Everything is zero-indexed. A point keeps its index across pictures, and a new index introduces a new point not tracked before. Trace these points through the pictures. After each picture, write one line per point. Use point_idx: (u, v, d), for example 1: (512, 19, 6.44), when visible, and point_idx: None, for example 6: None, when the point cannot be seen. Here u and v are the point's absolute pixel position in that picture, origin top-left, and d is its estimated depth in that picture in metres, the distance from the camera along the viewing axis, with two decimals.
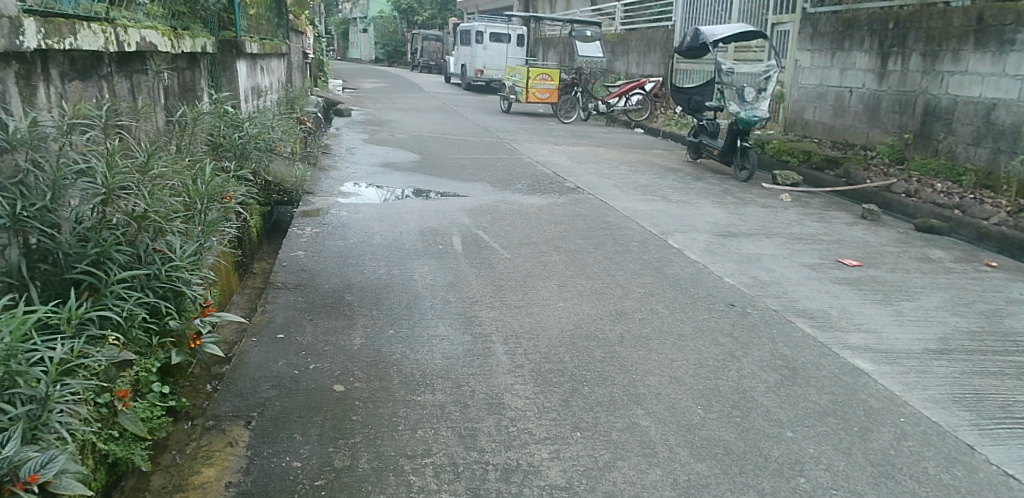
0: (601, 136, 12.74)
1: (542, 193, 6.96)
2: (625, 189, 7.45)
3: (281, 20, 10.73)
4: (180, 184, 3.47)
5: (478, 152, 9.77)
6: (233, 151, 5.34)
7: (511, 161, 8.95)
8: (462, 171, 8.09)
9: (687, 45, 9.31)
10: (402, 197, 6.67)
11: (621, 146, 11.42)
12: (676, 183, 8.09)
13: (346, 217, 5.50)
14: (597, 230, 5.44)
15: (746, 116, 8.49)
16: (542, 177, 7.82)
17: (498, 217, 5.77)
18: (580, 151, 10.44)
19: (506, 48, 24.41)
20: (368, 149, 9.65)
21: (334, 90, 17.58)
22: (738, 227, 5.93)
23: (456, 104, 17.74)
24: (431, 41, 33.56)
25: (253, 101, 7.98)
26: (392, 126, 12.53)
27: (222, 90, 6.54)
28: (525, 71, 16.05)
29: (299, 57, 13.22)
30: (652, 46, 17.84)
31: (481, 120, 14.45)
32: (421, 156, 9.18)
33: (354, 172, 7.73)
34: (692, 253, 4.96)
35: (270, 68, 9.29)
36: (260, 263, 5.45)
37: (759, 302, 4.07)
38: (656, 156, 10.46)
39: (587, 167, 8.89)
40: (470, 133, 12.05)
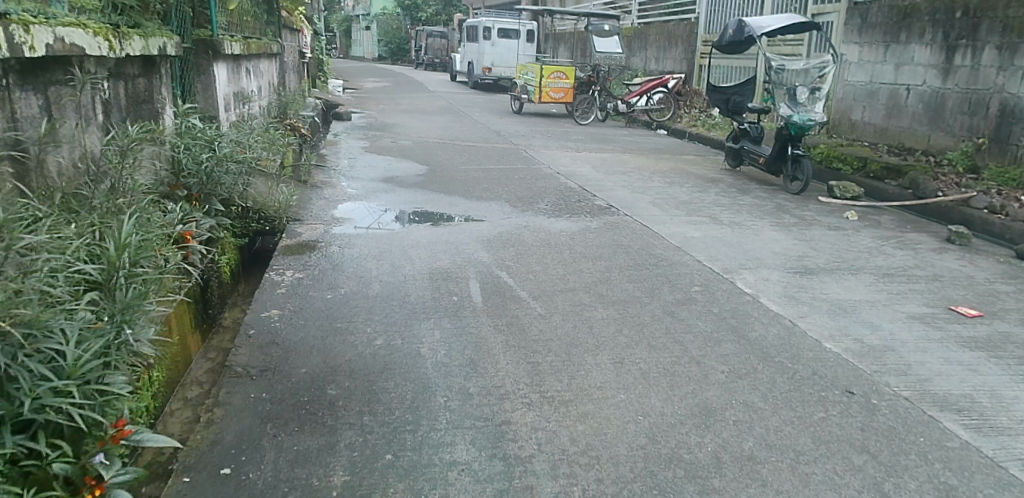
0: (624, 140, 11.70)
1: (569, 215, 5.96)
2: (664, 208, 6.43)
3: (272, 16, 9.75)
4: (89, 246, 2.51)
5: (492, 162, 8.76)
6: (198, 175, 4.43)
7: (531, 173, 7.94)
8: (475, 187, 7.06)
9: (728, 39, 8.23)
10: (407, 222, 5.65)
11: (648, 151, 10.38)
12: (722, 198, 7.06)
13: (337, 255, 4.49)
14: (646, 269, 4.42)
15: (799, 120, 7.46)
16: (567, 193, 6.80)
17: (521, 250, 4.78)
18: (604, 158, 9.42)
19: (515, 44, 23.35)
20: (370, 160, 8.66)
21: (334, 92, 16.63)
22: (813, 261, 4.90)
23: (464, 105, 16.73)
24: (437, 38, 32.59)
25: (234, 110, 7.04)
26: (396, 131, 11.54)
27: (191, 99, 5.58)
28: (538, 68, 15.02)
29: (295, 57, 12.25)
30: (673, 41, 16.72)
31: (491, 122, 13.45)
32: (428, 167, 8.18)
33: (353, 190, 6.73)
34: (771, 303, 3.95)
35: (257, 71, 8.35)
36: (233, 312, 4.50)
37: (880, 385, 3.04)
38: (690, 163, 9.42)
39: (617, 178, 7.87)
40: (480, 138, 11.05)
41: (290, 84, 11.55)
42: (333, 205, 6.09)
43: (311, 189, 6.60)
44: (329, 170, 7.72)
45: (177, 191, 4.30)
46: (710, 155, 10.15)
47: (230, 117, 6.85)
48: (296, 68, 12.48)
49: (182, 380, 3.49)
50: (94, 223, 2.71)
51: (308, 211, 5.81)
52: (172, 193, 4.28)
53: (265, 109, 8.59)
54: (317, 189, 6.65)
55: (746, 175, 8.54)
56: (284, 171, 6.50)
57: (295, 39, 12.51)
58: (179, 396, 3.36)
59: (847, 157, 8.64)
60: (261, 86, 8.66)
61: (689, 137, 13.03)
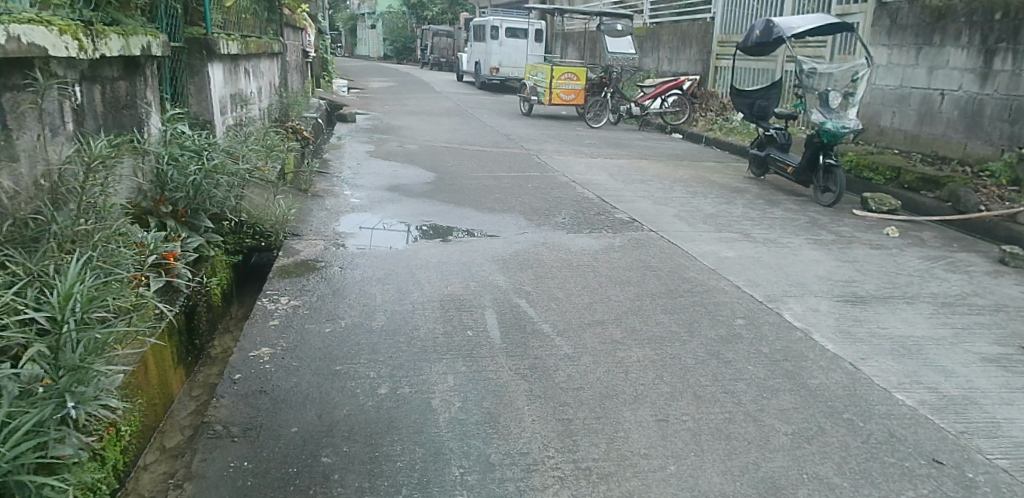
0: (639, 144, 11.24)
1: (588, 230, 5.50)
2: (690, 222, 5.98)
3: (273, 13, 9.33)
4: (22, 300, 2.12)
5: (504, 169, 8.31)
6: (183, 187, 3.99)
7: (545, 182, 7.49)
8: (485, 197, 6.61)
9: (756, 40, 7.77)
10: (414, 238, 5.21)
11: (665, 158, 9.93)
12: (751, 211, 6.61)
13: (337, 278, 4.05)
14: (680, 298, 3.97)
15: (833, 127, 7.02)
16: (585, 205, 6.35)
17: (540, 271, 4.33)
18: (620, 165, 8.96)
19: (523, 44, 22.91)
20: (375, 166, 8.22)
21: (338, 92, 16.21)
22: (862, 287, 4.45)
23: (471, 106, 16.29)
24: (443, 37, 32.16)
25: (230, 113, 6.63)
26: (402, 133, 11.11)
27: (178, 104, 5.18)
28: (549, 69, 14.56)
29: (297, 57, 11.83)
30: (687, 41, 16.23)
31: (500, 125, 13.01)
32: (436, 175, 7.74)
33: (357, 200, 6.28)
34: (826, 342, 3.51)
35: (256, 71, 7.94)
36: (223, 339, 4.09)
37: (970, 451, 2.59)
38: (711, 171, 8.97)
39: (638, 188, 7.42)
40: (489, 142, 10.61)
41: (292, 84, 11.13)
42: (335, 218, 5.65)
43: (312, 199, 6.16)
44: (332, 177, 7.29)
45: (161, 205, 3.89)
46: (731, 162, 9.69)
47: (226, 123, 6.44)
48: (298, 67, 12.06)
49: (161, 427, 3.06)
50: (33, 270, 2.33)
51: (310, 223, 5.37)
52: (155, 207, 3.88)
53: (263, 112, 8.18)
54: (318, 199, 6.20)
55: (772, 185, 8.08)
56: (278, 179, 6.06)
57: (298, 38, 12.10)
58: (156, 446, 2.93)
59: (879, 167, 8.17)
60: (260, 87, 8.24)
61: (706, 142, 12.56)
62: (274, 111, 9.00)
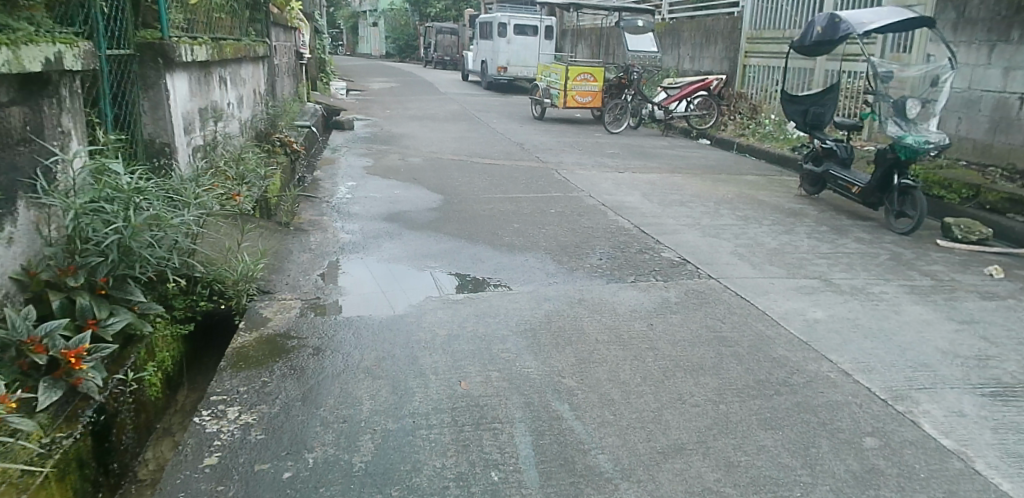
0: (666, 154, 10.16)
1: (631, 277, 4.45)
2: (753, 262, 4.91)
3: (257, 13, 8.30)
4: None
5: (522, 189, 7.24)
6: (99, 250, 2.94)
7: (570, 207, 6.43)
8: (501, 230, 5.55)
9: (818, 38, 6.71)
10: (416, 292, 4.14)
11: (699, 170, 8.85)
12: (820, 245, 5.53)
13: (310, 369, 3.00)
14: (777, 398, 2.90)
15: (915, 141, 5.92)
16: (623, 240, 5.29)
17: (580, 349, 3.27)
18: (651, 181, 7.89)
19: (532, 41, 21.85)
20: (373, 186, 7.18)
21: (336, 95, 15.21)
22: (1005, 370, 3.37)
23: (479, 109, 15.22)
24: (446, 35, 31.17)
25: (199, 131, 5.65)
26: (404, 143, 10.06)
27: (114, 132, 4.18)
28: (563, 69, 13.40)
29: (288, 59, 10.78)
30: (711, 38, 15.07)
31: (512, 132, 11.94)
32: (443, 197, 6.68)
33: (348, 238, 5.23)
34: (1003, 481, 2.45)
35: (233, 79, 6.98)
36: (159, 450, 3.07)
37: None
38: (756, 188, 7.87)
39: (679, 212, 6.35)
40: (501, 153, 9.54)
41: (283, 90, 10.12)
42: (317, 264, 4.60)
43: (290, 236, 5.12)
44: (320, 203, 6.27)
45: (69, 276, 2.83)
46: (775, 176, 8.60)
47: (192, 145, 5.45)
48: (291, 71, 11.06)
49: None
50: None
51: (285, 270, 4.33)
52: (60, 279, 2.82)
53: (243, 127, 7.22)
54: (299, 236, 5.17)
55: (832, 206, 6.99)
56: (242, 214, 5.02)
57: (290, 39, 11.06)
58: None
59: (953, 183, 7.07)
60: (240, 96, 7.27)
61: (739, 149, 11.45)
62: (259, 123, 8.01)
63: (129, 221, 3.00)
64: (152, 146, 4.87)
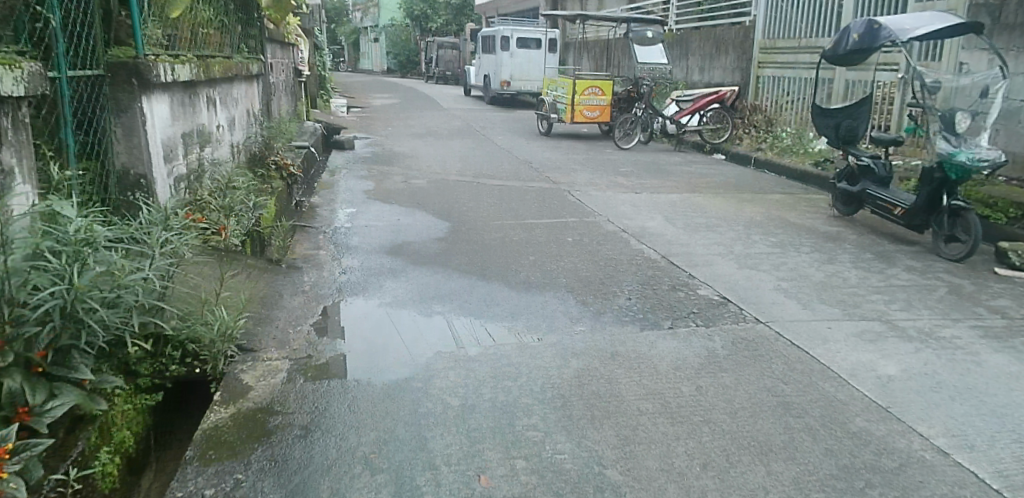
0: (683, 170, 9.63)
1: (667, 322, 3.90)
2: (801, 300, 4.36)
3: (251, 28, 7.82)
4: None
5: (535, 213, 6.72)
6: (36, 317, 2.39)
7: (588, 235, 5.89)
8: (515, 264, 5.01)
9: (852, 46, 6.17)
10: (422, 346, 3.59)
11: (721, 189, 8.30)
12: (869, 276, 4.98)
13: (293, 459, 2.45)
14: (871, 493, 2.34)
15: (966, 160, 5.41)
16: (652, 275, 4.75)
17: (621, 424, 2.72)
18: (672, 201, 7.35)
19: (536, 54, 21.42)
20: (374, 213, 6.65)
21: (336, 111, 14.74)
22: None
23: (483, 125, 14.73)
24: (448, 49, 30.84)
25: (182, 159, 5.15)
26: (406, 163, 9.55)
27: (75, 164, 3.69)
28: (570, 82, 12.89)
29: (286, 77, 10.32)
30: (722, 48, 14.52)
31: (519, 148, 11.43)
32: (450, 225, 6.15)
33: (345, 277, 4.70)
34: None
35: (223, 100, 6.50)
36: None
37: None
38: (786, 209, 7.32)
39: (709, 239, 5.80)
40: (508, 172, 9.03)
41: (279, 109, 9.63)
42: (310, 310, 4.06)
43: (281, 275, 4.58)
44: (316, 234, 5.75)
45: None
46: (802, 194, 8.04)
47: (173, 174, 4.94)
48: (288, 88, 10.59)
49: None
50: None
51: (274, 320, 3.80)
52: None
53: (234, 152, 6.73)
54: (290, 275, 4.63)
55: (872, 229, 6.44)
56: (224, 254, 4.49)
57: (288, 55, 10.60)
58: None
59: (998, 202, 6.52)
60: (231, 118, 6.78)
61: (757, 165, 10.92)
62: (254, 145, 7.52)
63: (73, 281, 2.46)
64: (126, 178, 4.35)
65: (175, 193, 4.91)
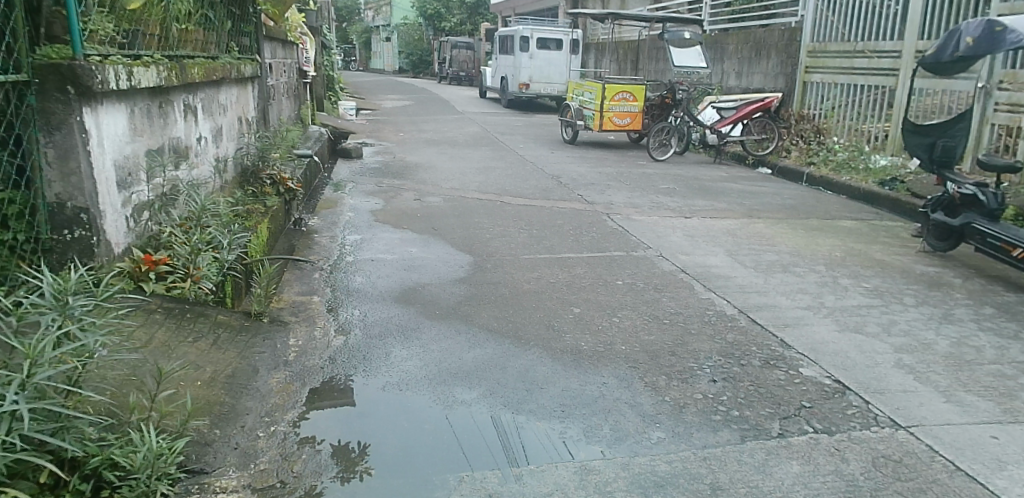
0: (729, 188, 8.57)
1: (774, 425, 2.87)
2: (938, 388, 3.31)
3: (244, 24, 6.86)
4: None
5: (573, 244, 5.68)
6: None
7: (639, 277, 4.84)
8: (555, 322, 3.95)
9: (964, 53, 5.06)
10: (442, 467, 2.55)
11: (780, 213, 7.23)
12: (1006, 346, 3.90)
13: None
14: None
15: None
16: (732, 342, 3.71)
17: None
18: (728, 230, 6.32)
19: (556, 56, 20.27)
20: (382, 242, 5.63)
21: (345, 115, 13.76)
22: None
23: (502, 132, 13.70)
24: (462, 49, 29.87)
25: (146, 182, 4.17)
26: (419, 177, 8.54)
27: None
28: (599, 87, 11.84)
29: (288, 79, 9.36)
30: (762, 51, 13.36)
31: (542, 159, 10.39)
32: (472, 262, 5.12)
33: (343, 340, 3.66)
34: None
35: (206, 107, 5.53)
36: None
37: None
38: (865, 242, 6.22)
39: (788, 285, 4.77)
40: (533, 189, 8.00)
41: (278, 115, 8.69)
42: (289, 395, 3.04)
43: (259, 337, 3.57)
44: (311, 272, 4.76)
45: None
46: (877, 223, 6.94)
47: (132, 204, 3.96)
48: (291, 91, 9.67)
49: None
50: None
51: (243, 415, 2.78)
52: None
53: (218, 169, 5.75)
54: (269, 335, 3.62)
55: (978, 271, 5.35)
56: (185, 313, 3.49)
57: (290, 55, 9.63)
58: None
59: None
60: (215, 129, 5.81)
61: (810, 182, 9.80)
62: (246, 159, 6.54)
63: None
64: (61, 212, 3.39)
65: (130, 228, 3.92)
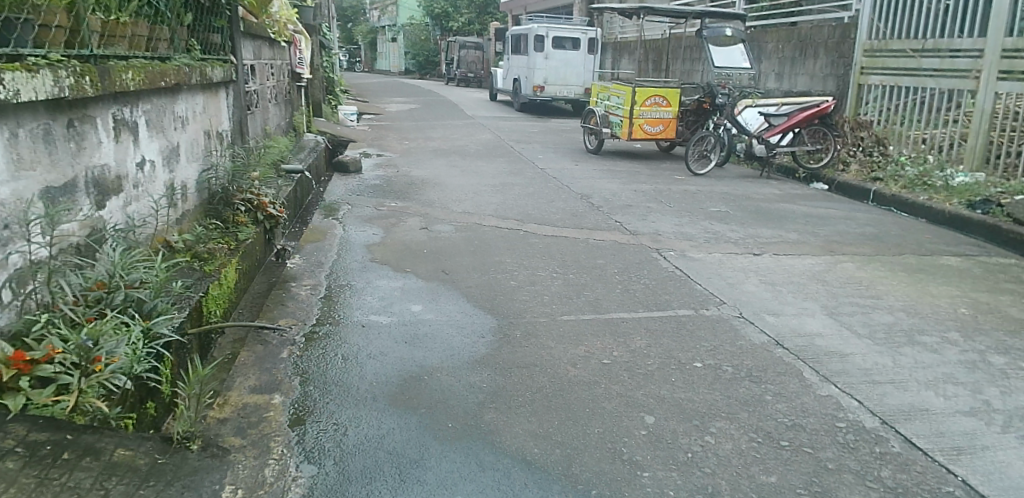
0: (791, 211, 7.30)
1: None
2: None
3: (214, 17, 5.68)
4: None
5: (623, 297, 4.41)
6: None
7: (720, 354, 3.55)
8: (624, 447, 2.69)
9: None
10: None
11: (865, 246, 5.95)
12: None
13: None
14: None
15: None
16: (896, 489, 2.50)
17: None
18: (813, 274, 5.06)
19: (573, 56, 18.95)
20: (379, 294, 4.39)
21: (347, 121, 12.53)
22: None
23: (518, 139, 12.44)
24: (470, 50, 28.70)
25: (42, 236, 2.92)
26: (426, 198, 7.29)
27: None
28: (628, 91, 10.54)
29: (275, 82, 8.13)
30: (808, 50, 12.00)
31: (567, 173, 9.13)
32: (494, 328, 3.87)
33: (302, 491, 2.44)
34: None
35: (153, 122, 4.33)
36: None
37: None
38: (989, 290, 4.91)
39: (928, 368, 3.51)
40: (561, 213, 6.73)
41: (263, 124, 7.51)
42: None
43: (177, 488, 2.31)
44: (280, 346, 3.52)
45: None
46: (988, 262, 5.63)
47: (11, 269, 2.74)
48: (281, 96, 8.46)
49: None
50: None
51: None
52: None
53: (172, 198, 4.56)
54: (194, 482, 2.39)
55: None
56: (60, 453, 2.20)
57: (279, 55, 8.41)
58: None
59: None
60: (168, 149, 4.61)
61: (878, 201, 8.50)
62: (214, 182, 5.30)
63: None
64: None
65: (7, 305, 2.72)
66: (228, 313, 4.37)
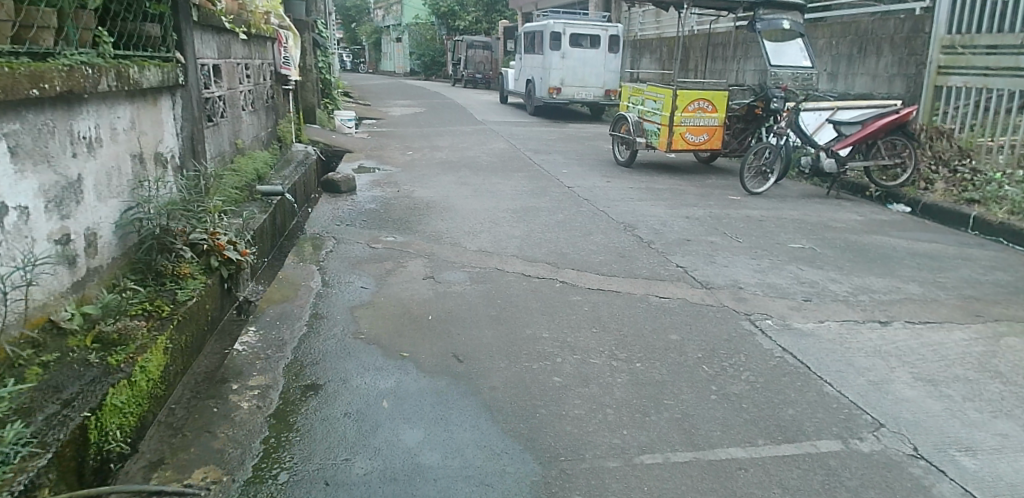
0: (889, 247, 5.80)
1: None
2: None
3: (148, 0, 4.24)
4: None
5: (726, 413, 2.95)
6: None
7: None
8: None
9: None
10: None
11: (1013, 304, 4.46)
12: None
13: None
14: None
15: None
16: None
17: None
18: (976, 358, 3.58)
19: (592, 54, 17.43)
20: (359, 408, 2.93)
21: (343, 127, 11.08)
22: None
23: (537, 149, 10.96)
24: (477, 49, 27.30)
25: None
26: (430, 231, 5.83)
27: None
28: (667, 94, 9.04)
29: (250, 84, 6.70)
30: (870, 46, 10.47)
31: (601, 193, 7.66)
32: (541, 486, 2.41)
33: None
34: None
35: (29, 149, 2.88)
36: None
37: None
38: None
39: None
40: (604, 252, 5.27)
41: (232, 137, 6.09)
42: None
43: None
44: None
45: None
46: None
47: None
48: (259, 101, 7.04)
49: None
50: None
51: None
52: None
53: (63, 256, 3.11)
54: None
55: None
56: None
57: (255, 51, 6.97)
58: None
59: None
60: (62, 183, 3.16)
61: (980, 228, 7.02)
62: (143, 221, 3.75)
63: None
64: None
65: None
66: (148, 415, 2.79)
